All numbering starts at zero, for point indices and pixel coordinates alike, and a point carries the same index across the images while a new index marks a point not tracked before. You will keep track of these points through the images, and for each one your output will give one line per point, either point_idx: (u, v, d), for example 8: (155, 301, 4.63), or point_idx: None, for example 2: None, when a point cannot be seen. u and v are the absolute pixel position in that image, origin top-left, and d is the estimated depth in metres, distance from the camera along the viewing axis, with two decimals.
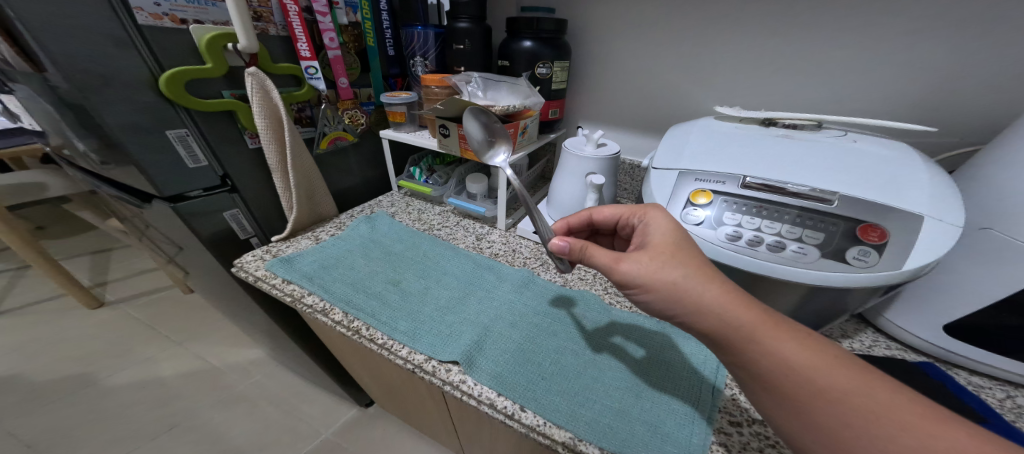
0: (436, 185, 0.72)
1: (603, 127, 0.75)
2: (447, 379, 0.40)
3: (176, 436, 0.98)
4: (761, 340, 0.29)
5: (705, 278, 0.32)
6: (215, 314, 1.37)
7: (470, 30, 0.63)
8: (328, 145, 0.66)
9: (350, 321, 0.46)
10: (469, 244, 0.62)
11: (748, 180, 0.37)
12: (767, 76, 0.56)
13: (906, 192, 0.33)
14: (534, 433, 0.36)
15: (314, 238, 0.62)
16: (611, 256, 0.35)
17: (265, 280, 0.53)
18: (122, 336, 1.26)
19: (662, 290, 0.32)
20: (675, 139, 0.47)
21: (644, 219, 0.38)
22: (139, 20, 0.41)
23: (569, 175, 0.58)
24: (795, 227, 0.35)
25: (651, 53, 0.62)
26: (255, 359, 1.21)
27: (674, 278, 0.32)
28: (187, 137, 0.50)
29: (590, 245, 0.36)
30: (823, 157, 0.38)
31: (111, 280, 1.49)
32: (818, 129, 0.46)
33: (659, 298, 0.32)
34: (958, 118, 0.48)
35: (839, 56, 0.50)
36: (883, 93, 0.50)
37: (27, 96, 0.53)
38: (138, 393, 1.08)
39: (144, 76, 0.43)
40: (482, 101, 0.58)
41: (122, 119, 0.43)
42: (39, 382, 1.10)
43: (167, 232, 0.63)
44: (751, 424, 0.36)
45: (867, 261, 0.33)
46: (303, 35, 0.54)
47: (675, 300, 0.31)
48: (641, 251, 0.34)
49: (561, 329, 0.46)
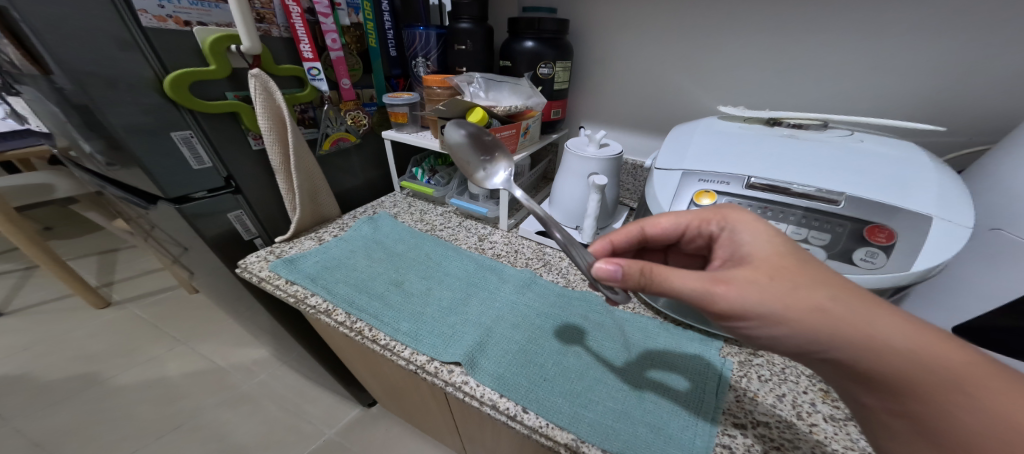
0: (438, 186, 0.72)
1: (605, 127, 0.75)
2: (449, 381, 0.40)
3: (181, 435, 0.99)
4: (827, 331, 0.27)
5: (853, 298, 0.27)
6: (219, 314, 1.38)
7: (472, 31, 0.63)
8: (331, 146, 0.66)
9: (353, 322, 0.46)
10: (471, 244, 0.62)
11: (752, 180, 0.37)
12: (771, 75, 0.56)
13: (914, 192, 0.33)
14: (536, 435, 0.36)
15: (318, 239, 0.62)
16: (712, 280, 0.29)
17: (268, 281, 0.53)
18: (128, 336, 1.27)
19: (812, 322, 0.26)
20: (679, 139, 0.46)
21: (726, 227, 0.34)
22: (144, 22, 0.42)
23: (572, 176, 0.58)
24: (799, 228, 0.36)
25: (654, 52, 0.62)
26: (259, 359, 1.22)
27: (823, 302, 0.26)
28: (191, 138, 0.50)
29: (673, 270, 0.30)
30: (829, 157, 0.38)
31: (117, 280, 1.50)
32: (823, 128, 0.45)
33: (807, 331, 0.27)
34: (966, 116, 0.47)
35: (845, 54, 0.50)
36: (890, 92, 0.50)
37: (34, 99, 0.54)
38: (143, 393, 1.09)
39: (148, 77, 0.44)
40: (485, 102, 0.58)
41: (127, 121, 0.43)
42: (46, 381, 1.11)
43: (172, 233, 0.63)
44: (755, 426, 0.36)
45: (874, 262, 0.33)
46: (306, 36, 0.54)
47: (833, 334, 0.26)
48: (753, 269, 0.29)
49: (564, 330, 0.45)
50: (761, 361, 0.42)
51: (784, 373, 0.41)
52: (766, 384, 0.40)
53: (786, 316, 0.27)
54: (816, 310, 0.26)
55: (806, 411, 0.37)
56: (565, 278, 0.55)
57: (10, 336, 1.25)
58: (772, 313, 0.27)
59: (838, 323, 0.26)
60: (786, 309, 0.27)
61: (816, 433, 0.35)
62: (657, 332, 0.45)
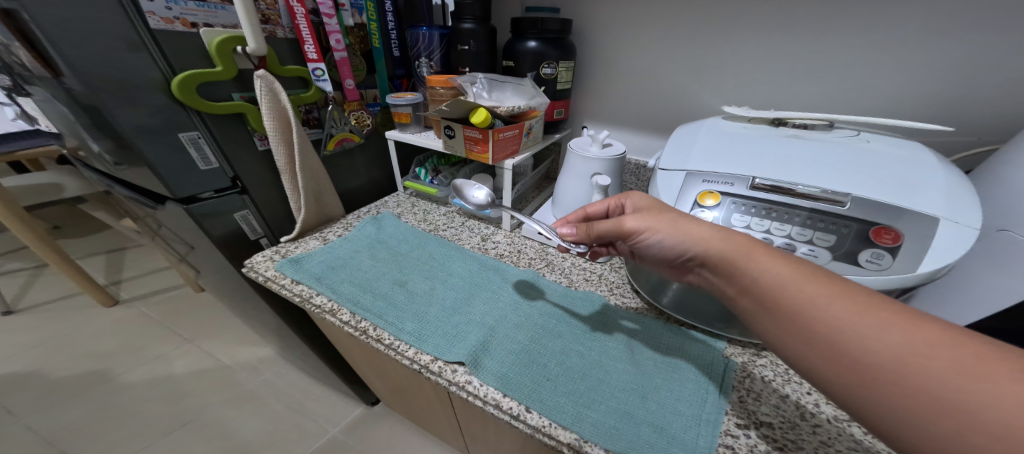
0: (442, 186, 0.72)
1: (608, 127, 0.75)
2: (453, 380, 0.40)
3: (188, 433, 1.00)
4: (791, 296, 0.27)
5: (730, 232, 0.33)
6: (225, 313, 1.40)
7: (475, 31, 0.63)
8: (335, 146, 0.66)
9: (358, 321, 0.47)
10: (474, 244, 0.63)
11: (757, 181, 0.37)
12: (776, 74, 0.55)
13: (921, 193, 0.33)
14: (540, 434, 0.36)
15: (322, 239, 0.63)
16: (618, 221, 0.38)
17: (274, 280, 0.53)
18: (136, 333, 1.28)
19: (698, 242, 0.33)
20: (682, 139, 0.46)
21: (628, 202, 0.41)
22: (152, 24, 0.42)
23: (574, 176, 0.58)
24: (804, 230, 0.35)
25: (658, 51, 0.62)
26: (264, 357, 1.23)
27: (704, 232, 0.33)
28: (198, 139, 0.50)
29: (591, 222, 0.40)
30: (835, 158, 0.37)
31: (125, 278, 1.52)
32: (829, 128, 0.45)
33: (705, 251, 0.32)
34: (974, 113, 0.47)
35: (851, 52, 0.50)
36: (896, 90, 0.49)
37: (44, 100, 0.54)
38: (151, 390, 1.10)
39: (156, 78, 0.44)
40: (488, 102, 0.58)
41: (136, 122, 0.44)
42: (56, 378, 1.13)
43: (179, 232, 0.64)
44: (758, 427, 0.35)
45: (880, 264, 0.33)
46: (310, 37, 0.54)
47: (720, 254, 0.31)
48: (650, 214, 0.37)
49: (565, 329, 0.46)
50: (765, 361, 0.42)
51: (787, 374, 0.41)
52: (769, 385, 0.39)
53: (671, 241, 0.35)
54: (689, 237, 0.33)
55: (810, 412, 0.36)
56: (568, 278, 0.55)
57: (22, 333, 1.27)
58: (662, 241, 0.35)
59: (721, 255, 0.31)
60: (681, 235, 0.34)
61: (819, 433, 0.35)
62: (660, 332, 0.45)
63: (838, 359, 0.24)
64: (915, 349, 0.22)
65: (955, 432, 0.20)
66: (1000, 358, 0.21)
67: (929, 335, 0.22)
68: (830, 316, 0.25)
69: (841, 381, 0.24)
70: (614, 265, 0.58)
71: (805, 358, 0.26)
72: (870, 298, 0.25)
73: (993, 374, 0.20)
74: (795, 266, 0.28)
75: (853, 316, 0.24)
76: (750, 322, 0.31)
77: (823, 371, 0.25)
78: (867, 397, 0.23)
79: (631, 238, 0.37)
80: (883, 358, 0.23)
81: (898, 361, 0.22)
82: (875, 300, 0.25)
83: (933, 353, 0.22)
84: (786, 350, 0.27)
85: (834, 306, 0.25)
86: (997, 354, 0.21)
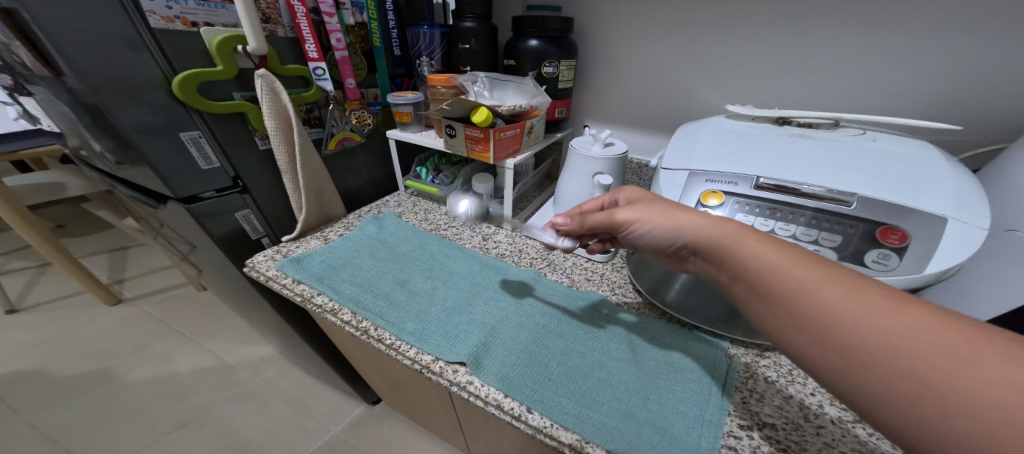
0: (442, 185, 0.72)
1: (609, 126, 0.75)
2: (454, 380, 0.40)
3: (190, 432, 1.00)
4: (780, 280, 0.26)
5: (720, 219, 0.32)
6: (227, 312, 1.40)
7: (476, 30, 0.63)
8: (336, 146, 0.66)
9: (359, 321, 0.47)
10: (475, 244, 0.62)
11: (761, 181, 0.36)
12: (780, 73, 0.55)
13: (928, 193, 0.32)
14: (541, 435, 0.36)
15: (323, 238, 0.63)
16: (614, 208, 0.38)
17: (275, 280, 0.53)
18: (139, 332, 1.29)
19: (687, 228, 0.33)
20: (685, 138, 0.46)
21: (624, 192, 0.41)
22: (152, 23, 0.42)
23: (576, 175, 0.57)
24: (809, 230, 0.35)
25: (660, 49, 0.61)
26: (266, 356, 1.23)
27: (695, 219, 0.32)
28: (200, 139, 0.50)
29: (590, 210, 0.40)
30: (840, 157, 0.37)
31: (128, 277, 1.53)
32: (834, 127, 0.44)
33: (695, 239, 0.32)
34: (980, 112, 0.46)
35: (855, 50, 0.49)
36: (901, 89, 0.49)
37: (46, 99, 0.54)
38: (154, 389, 1.11)
39: (157, 78, 0.44)
40: (489, 101, 0.59)
41: (137, 122, 0.44)
42: (59, 377, 1.13)
43: (181, 232, 0.64)
44: (762, 428, 0.35)
45: (887, 264, 0.32)
46: (311, 37, 0.54)
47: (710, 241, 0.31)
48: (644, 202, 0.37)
49: (567, 329, 0.45)
50: (768, 362, 0.42)
51: (790, 375, 0.40)
52: (772, 386, 0.39)
53: (662, 229, 0.34)
54: (678, 224, 0.33)
55: (814, 413, 0.36)
56: (570, 278, 0.55)
57: (25, 332, 1.27)
58: (653, 230, 0.35)
59: (710, 242, 0.31)
60: (673, 222, 0.33)
61: (823, 435, 0.34)
62: (662, 332, 0.45)
63: (827, 342, 0.23)
64: (904, 331, 0.21)
65: (936, 414, 0.20)
66: (988, 341, 0.20)
67: (918, 318, 0.22)
68: (820, 299, 0.24)
69: (828, 367, 0.24)
70: (616, 264, 0.58)
71: (790, 340, 0.26)
72: (860, 282, 0.24)
73: (984, 358, 0.20)
74: (787, 251, 0.28)
75: (843, 299, 0.24)
76: (744, 309, 0.30)
77: (811, 356, 0.24)
78: (855, 381, 0.22)
79: (625, 227, 0.37)
80: (872, 341, 0.22)
81: (887, 344, 0.22)
82: (863, 283, 0.24)
83: (922, 335, 0.21)
84: (779, 338, 0.27)
85: (822, 289, 0.24)
86: (990, 338, 0.20)
